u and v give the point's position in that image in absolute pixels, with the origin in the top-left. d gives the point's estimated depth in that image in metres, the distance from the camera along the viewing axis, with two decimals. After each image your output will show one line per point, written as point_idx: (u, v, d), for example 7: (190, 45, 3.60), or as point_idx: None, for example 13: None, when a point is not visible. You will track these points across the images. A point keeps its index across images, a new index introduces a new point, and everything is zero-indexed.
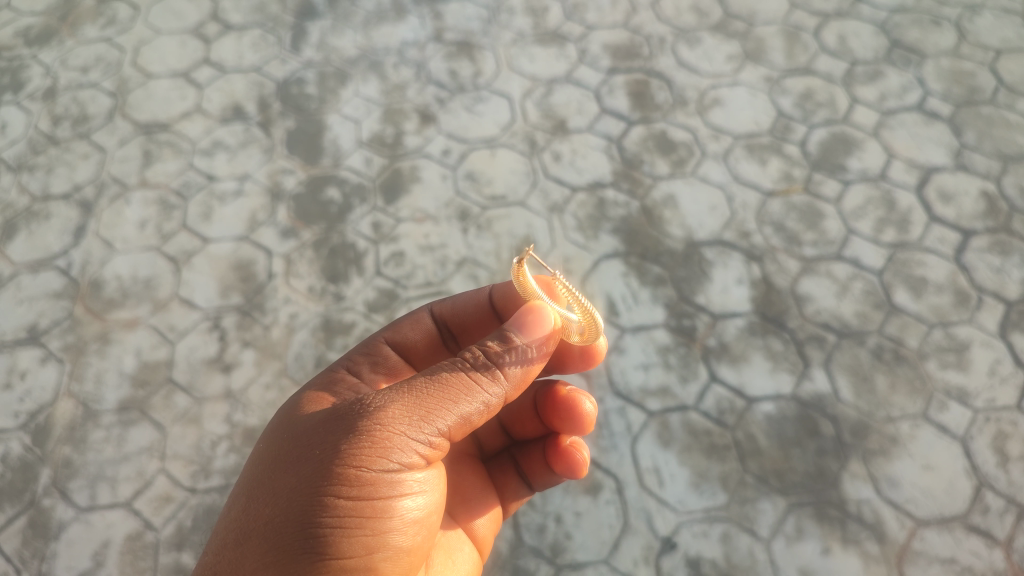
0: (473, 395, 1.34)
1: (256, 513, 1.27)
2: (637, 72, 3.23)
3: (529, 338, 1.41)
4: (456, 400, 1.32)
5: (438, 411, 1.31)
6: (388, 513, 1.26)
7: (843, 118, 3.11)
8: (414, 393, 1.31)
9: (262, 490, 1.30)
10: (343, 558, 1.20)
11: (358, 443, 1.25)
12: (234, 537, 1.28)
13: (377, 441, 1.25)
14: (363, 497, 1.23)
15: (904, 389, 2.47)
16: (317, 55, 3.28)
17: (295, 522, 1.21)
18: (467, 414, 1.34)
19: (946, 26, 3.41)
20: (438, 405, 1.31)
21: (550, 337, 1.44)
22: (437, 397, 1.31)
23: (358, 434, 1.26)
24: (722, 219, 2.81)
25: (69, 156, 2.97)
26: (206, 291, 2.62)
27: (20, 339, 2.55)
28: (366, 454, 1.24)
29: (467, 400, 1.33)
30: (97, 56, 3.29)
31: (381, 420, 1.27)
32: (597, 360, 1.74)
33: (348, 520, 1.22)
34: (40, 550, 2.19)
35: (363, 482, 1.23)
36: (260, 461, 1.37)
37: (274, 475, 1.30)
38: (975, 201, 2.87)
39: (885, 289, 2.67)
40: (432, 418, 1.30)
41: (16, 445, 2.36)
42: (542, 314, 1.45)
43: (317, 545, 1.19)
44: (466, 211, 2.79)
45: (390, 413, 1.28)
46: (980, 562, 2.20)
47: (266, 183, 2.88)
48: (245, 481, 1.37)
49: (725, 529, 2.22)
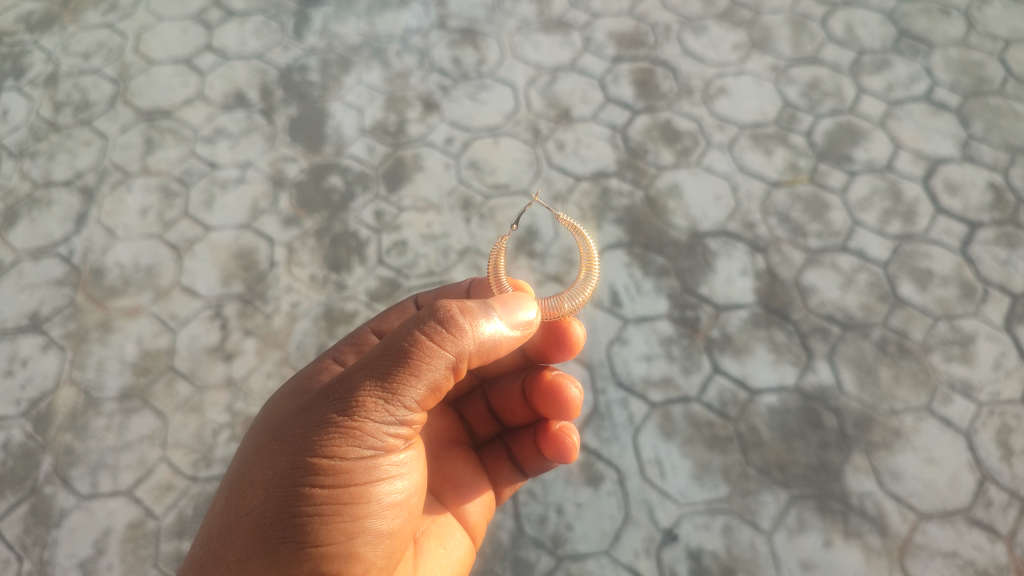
0: (438, 361, 1.27)
1: (237, 506, 1.27)
2: (642, 60, 3.21)
3: (506, 313, 1.38)
4: (422, 371, 1.26)
5: (405, 388, 1.25)
6: (366, 498, 1.25)
7: (850, 108, 3.08)
8: (378, 373, 1.25)
9: (242, 484, 1.30)
10: (322, 545, 1.20)
11: (330, 433, 1.23)
12: (218, 529, 1.29)
13: (348, 430, 1.23)
14: (339, 485, 1.22)
15: (908, 381, 2.45)
16: (320, 42, 3.26)
17: (273, 513, 1.21)
18: (435, 382, 1.29)
19: (955, 16, 3.37)
20: (405, 382, 1.25)
21: (528, 323, 1.41)
22: (403, 374, 1.25)
23: (330, 425, 1.24)
24: (726, 210, 2.79)
25: (70, 143, 2.96)
26: (208, 280, 2.61)
27: (21, 326, 2.55)
28: (338, 443, 1.23)
29: (433, 368, 1.27)
30: (99, 42, 3.27)
31: (351, 408, 1.24)
32: (576, 349, 1.69)
33: (326, 508, 1.21)
34: (42, 537, 2.19)
35: (338, 471, 1.22)
36: (243, 456, 1.37)
37: (253, 469, 1.30)
38: (982, 193, 2.85)
39: (891, 281, 2.65)
40: (399, 396, 1.25)
41: (17, 433, 2.36)
42: (522, 301, 1.42)
43: (296, 534, 1.19)
44: (468, 200, 2.77)
45: (359, 399, 1.24)
46: (982, 555, 2.20)
47: (268, 171, 2.86)
48: (228, 477, 1.37)
49: (726, 521, 2.22)
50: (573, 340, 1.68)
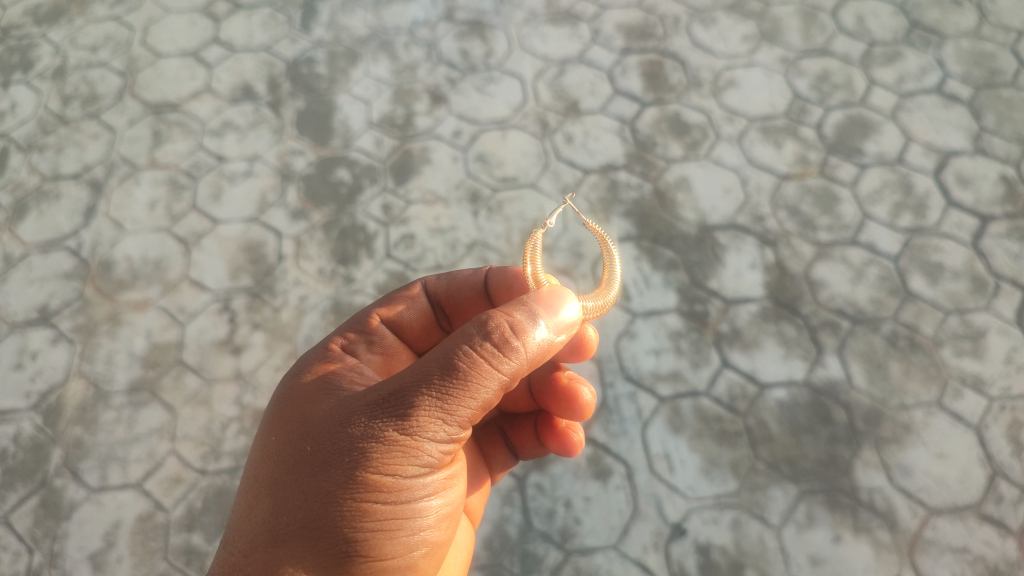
0: (494, 383, 1.22)
1: (280, 520, 1.21)
2: (651, 52, 3.18)
3: (549, 316, 1.29)
4: (477, 393, 1.20)
5: (461, 410, 1.20)
6: (422, 512, 1.26)
7: (860, 101, 3.05)
8: (434, 394, 1.19)
9: (283, 494, 1.23)
10: (384, 559, 1.22)
11: (387, 453, 1.19)
12: (257, 540, 1.22)
13: (406, 450, 1.20)
14: (398, 503, 1.22)
15: (918, 376, 2.44)
16: (327, 34, 3.25)
17: (330, 531, 1.19)
18: (489, 402, 1.24)
19: (967, 7, 3.33)
20: (461, 404, 1.20)
21: (572, 323, 1.33)
22: (460, 396, 1.19)
23: (385, 444, 1.19)
24: (735, 203, 2.77)
25: (78, 136, 2.96)
26: (216, 273, 2.61)
27: (30, 319, 2.55)
28: (396, 464, 1.20)
29: (488, 390, 1.22)
30: (106, 35, 3.27)
31: (407, 429, 1.19)
32: (588, 351, 1.67)
33: (385, 525, 1.21)
34: (52, 529, 2.20)
35: (397, 489, 1.21)
36: (274, 461, 1.29)
37: (294, 478, 1.23)
38: (994, 186, 2.82)
39: (901, 275, 2.63)
40: (455, 418, 1.21)
41: (27, 426, 2.36)
42: (563, 297, 1.33)
43: (359, 551, 1.19)
44: (476, 194, 2.76)
45: (415, 420, 1.19)
46: (993, 551, 2.19)
47: (275, 164, 2.86)
48: (258, 482, 1.29)
49: (735, 515, 2.21)
50: (586, 342, 1.65)
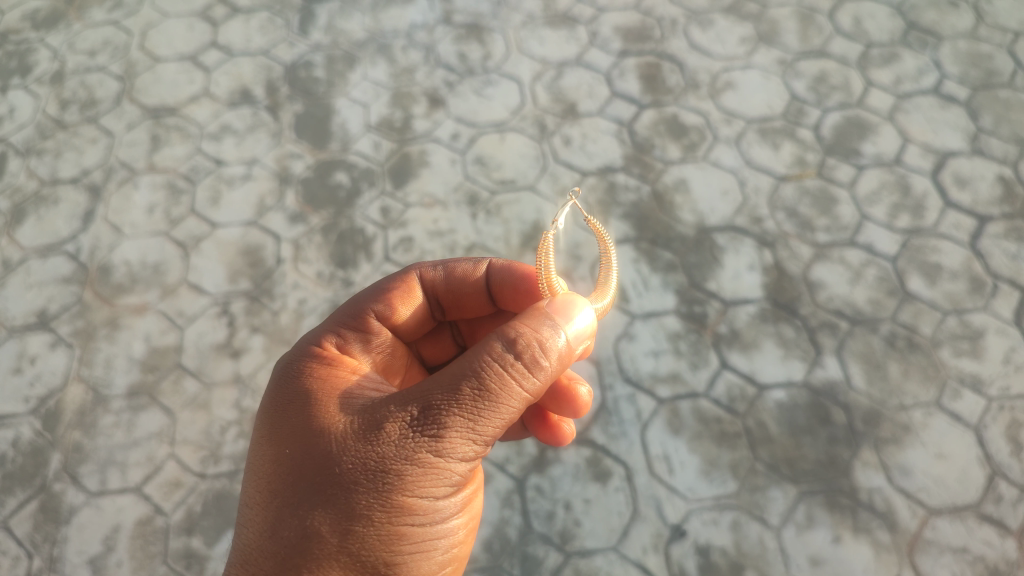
0: (522, 402, 1.23)
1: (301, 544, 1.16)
2: (648, 55, 3.19)
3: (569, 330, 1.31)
4: (507, 413, 1.21)
5: (490, 429, 1.22)
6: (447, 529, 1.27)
7: (857, 102, 3.06)
8: (465, 415, 1.19)
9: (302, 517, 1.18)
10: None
11: (417, 475, 1.19)
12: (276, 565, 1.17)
13: (436, 471, 1.20)
14: (426, 523, 1.22)
15: (917, 376, 2.44)
16: (325, 38, 3.25)
17: (360, 554, 1.17)
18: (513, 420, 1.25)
19: (964, 8, 3.34)
20: (491, 424, 1.21)
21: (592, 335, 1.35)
22: (490, 417, 1.20)
23: (415, 466, 1.18)
24: (733, 205, 2.78)
25: (77, 140, 2.96)
26: (215, 277, 2.61)
27: (29, 324, 2.55)
28: (426, 485, 1.20)
29: (516, 409, 1.23)
30: (105, 39, 3.27)
31: (438, 451, 1.19)
32: None
33: (414, 545, 1.22)
34: (52, 534, 2.20)
35: (426, 510, 1.22)
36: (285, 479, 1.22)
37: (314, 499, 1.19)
38: (991, 186, 2.83)
39: (899, 276, 2.63)
40: (485, 437, 1.22)
41: (26, 430, 2.36)
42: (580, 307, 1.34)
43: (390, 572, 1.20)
44: (475, 196, 2.77)
45: (446, 441, 1.18)
46: (993, 551, 2.19)
47: (274, 167, 2.86)
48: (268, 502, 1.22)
49: (735, 517, 2.21)
50: None
